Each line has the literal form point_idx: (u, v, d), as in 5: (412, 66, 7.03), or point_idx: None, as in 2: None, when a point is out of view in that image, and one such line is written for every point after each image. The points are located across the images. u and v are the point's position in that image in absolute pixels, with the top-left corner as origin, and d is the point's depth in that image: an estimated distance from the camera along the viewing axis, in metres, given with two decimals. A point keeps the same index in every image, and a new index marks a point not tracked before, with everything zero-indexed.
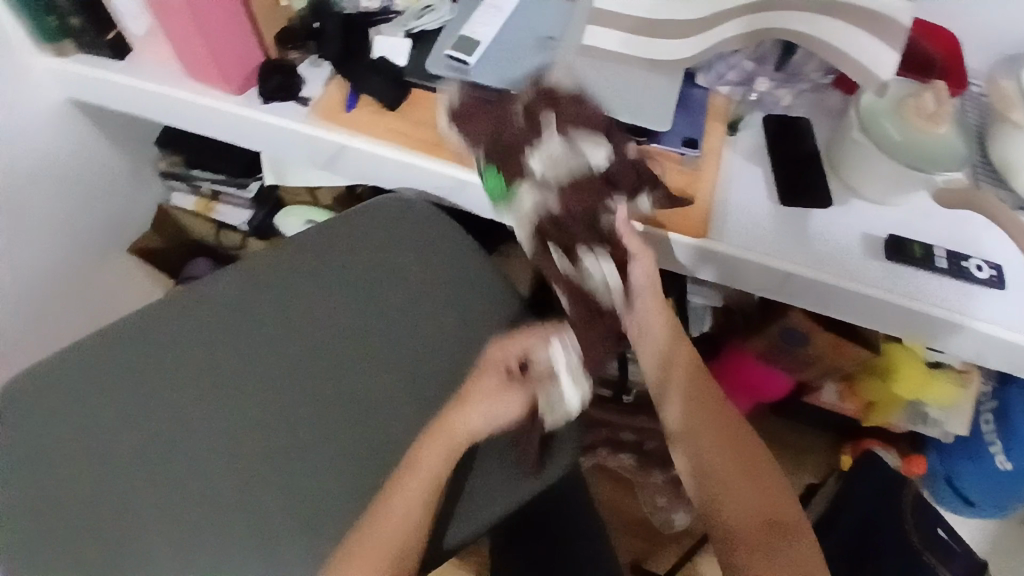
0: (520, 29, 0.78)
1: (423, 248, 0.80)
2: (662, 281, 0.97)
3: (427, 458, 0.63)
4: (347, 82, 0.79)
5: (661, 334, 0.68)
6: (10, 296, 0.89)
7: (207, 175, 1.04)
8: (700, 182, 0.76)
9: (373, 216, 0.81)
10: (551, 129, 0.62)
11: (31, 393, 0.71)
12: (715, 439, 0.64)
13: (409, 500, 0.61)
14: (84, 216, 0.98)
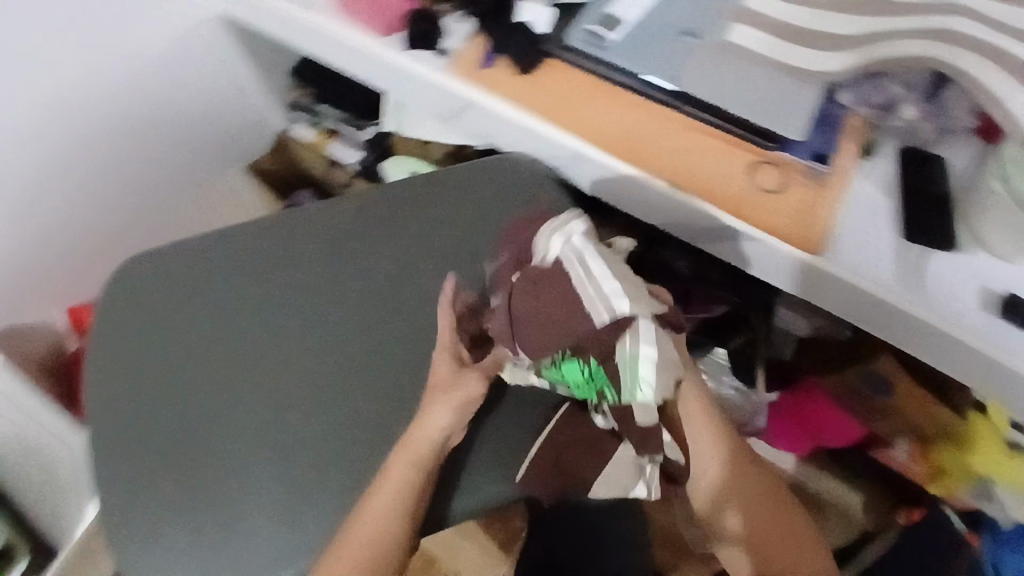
0: (664, 15, 0.78)
1: (493, 220, 0.82)
2: (745, 296, 0.95)
3: (395, 472, 0.66)
4: (486, 40, 0.81)
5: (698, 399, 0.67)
6: (138, 185, 0.98)
7: (332, 111, 1.08)
8: (821, 198, 0.74)
9: (458, 185, 0.84)
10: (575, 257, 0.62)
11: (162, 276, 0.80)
12: (750, 490, 0.67)
13: (397, 489, 0.65)
14: (214, 129, 1.04)
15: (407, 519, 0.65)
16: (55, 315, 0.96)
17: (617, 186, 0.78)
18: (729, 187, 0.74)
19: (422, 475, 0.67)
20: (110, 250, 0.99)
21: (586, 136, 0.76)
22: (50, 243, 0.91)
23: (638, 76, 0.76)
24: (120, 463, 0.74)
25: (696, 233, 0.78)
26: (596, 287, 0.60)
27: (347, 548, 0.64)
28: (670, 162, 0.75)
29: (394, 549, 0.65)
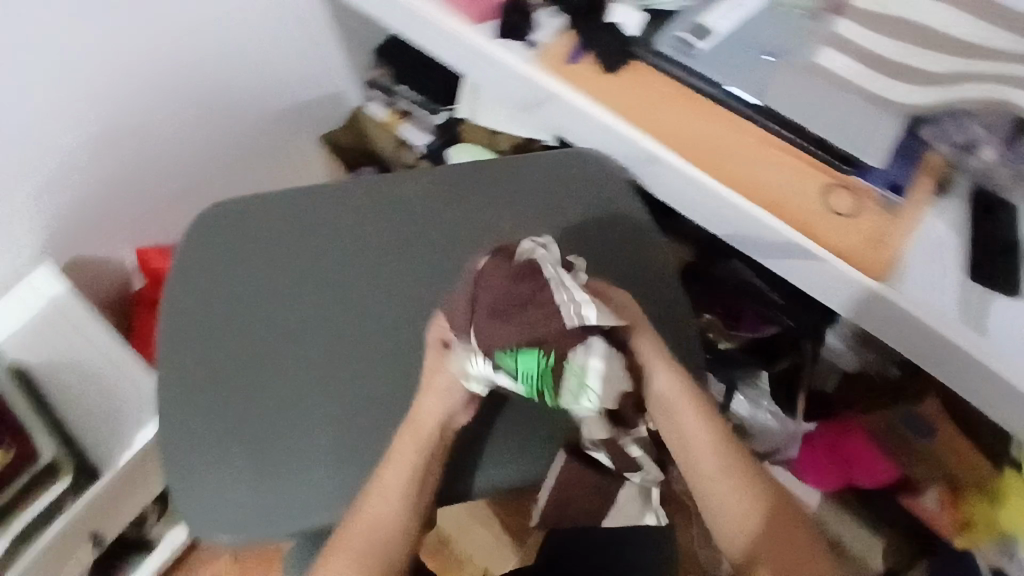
0: (755, 32, 0.79)
1: (560, 210, 0.83)
2: (796, 323, 0.95)
3: (399, 457, 0.66)
4: (575, 37, 0.83)
5: (675, 409, 0.65)
6: (217, 136, 1.01)
7: (409, 92, 1.10)
8: (892, 227, 0.74)
9: (522, 172, 0.85)
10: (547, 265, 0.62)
11: (232, 221, 0.82)
12: (744, 496, 0.63)
13: (404, 469, 0.66)
14: (296, 94, 1.07)
15: (412, 497, 0.65)
16: (123, 251, 0.99)
17: (690, 193, 0.79)
18: (801, 206, 0.75)
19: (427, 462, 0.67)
20: (185, 197, 1.02)
21: (665, 140, 0.77)
22: (130, 181, 0.94)
23: (722, 87, 0.77)
24: (168, 395, 0.74)
25: (759, 248, 0.79)
26: (569, 293, 0.60)
27: (350, 529, 0.64)
28: (745, 174, 0.76)
29: (399, 537, 0.65)
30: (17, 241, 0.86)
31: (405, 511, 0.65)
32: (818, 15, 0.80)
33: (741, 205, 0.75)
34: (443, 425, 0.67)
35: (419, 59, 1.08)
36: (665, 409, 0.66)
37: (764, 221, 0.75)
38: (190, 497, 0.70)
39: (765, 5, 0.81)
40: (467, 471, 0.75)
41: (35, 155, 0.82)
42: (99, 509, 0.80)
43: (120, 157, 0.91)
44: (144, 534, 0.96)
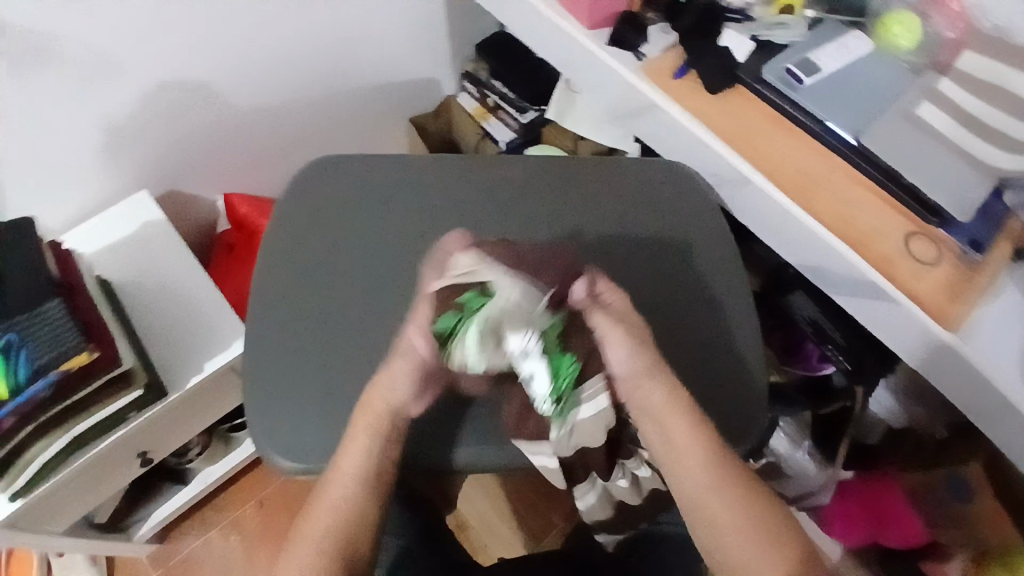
0: (858, 75, 0.82)
1: (642, 215, 0.85)
2: (855, 368, 0.93)
3: (352, 446, 0.60)
4: (683, 54, 0.86)
5: (641, 383, 0.59)
6: (322, 100, 1.05)
7: (501, 88, 1.13)
8: (970, 283, 0.74)
9: (607, 173, 0.87)
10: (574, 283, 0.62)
11: (332, 173, 0.85)
12: (727, 486, 0.58)
13: (359, 455, 0.60)
14: (399, 72, 1.12)
15: (368, 486, 0.59)
16: (214, 195, 1.03)
17: (774, 218, 0.81)
18: (882, 246, 0.76)
19: (384, 450, 0.61)
20: (281, 151, 1.06)
21: (758, 163, 0.80)
22: (234, 131, 0.98)
23: (822, 122, 0.80)
24: (254, 330, 0.77)
25: (832, 281, 0.80)
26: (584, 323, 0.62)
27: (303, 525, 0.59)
28: (832, 207, 0.78)
29: (359, 533, 0.58)
30: (122, 166, 0.90)
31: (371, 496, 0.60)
32: (922, 70, 0.82)
33: (823, 235, 0.77)
34: (400, 410, 0.61)
35: (518, 56, 1.11)
36: (628, 385, 0.59)
37: (845, 255, 0.76)
38: (256, 426, 0.72)
39: (869, 54, 0.84)
40: (447, 444, 0.72)
41: (156, 92, 0.86)
42: (155, 426, 0.82)
43: (229, 107, 0.95)
44: (183, 466, 0.99)
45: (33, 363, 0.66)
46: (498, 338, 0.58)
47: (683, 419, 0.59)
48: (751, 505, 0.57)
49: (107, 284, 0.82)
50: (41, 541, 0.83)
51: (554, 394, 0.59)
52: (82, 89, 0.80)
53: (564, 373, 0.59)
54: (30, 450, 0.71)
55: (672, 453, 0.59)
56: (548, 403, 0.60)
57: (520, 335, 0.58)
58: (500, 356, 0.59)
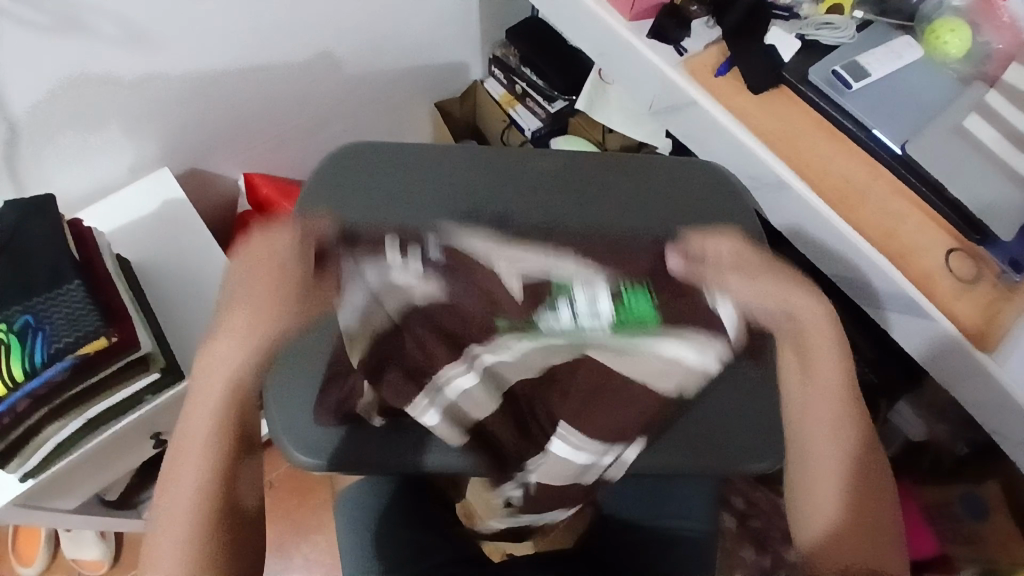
0: (906, 82, 0.80)
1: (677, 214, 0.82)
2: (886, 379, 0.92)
3: (199, 416, 0.57)
4: (727, 51, 0.85)
5: (794, 317, 0.62)
6: (351, 81, 1.03)
7: (529, 75, 1.10)
8: (1008, 304, 0.72)
9: (644, 168, 0.84)
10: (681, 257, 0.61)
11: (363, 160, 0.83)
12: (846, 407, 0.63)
13: (205, 429, 0.57)
14: (430, 55, 1.09)
15: (223, 452, 0.57)
16: (235, 172, 1.01)
17: (812, 225, 0.79)
18: (923, 262, 0.74)
19: (232, 414, 0.58)
20: (307, 132, 1.05)
21: (799, 169, 0.78)
22: (259, 110, 0.96)
23: (868, 129, 0.78)
24: None
25: (869, 295, 0.79)
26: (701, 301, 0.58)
27: (162, 522, 0.55)
28: (873, 218, 0.76)
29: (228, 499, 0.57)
30: (145, 145, 0.88)
31: (228, 455, 0.58)
32: (970, 80, 0.80)
33: (864, 247, 0.75)
34: (248, 370, 0.58)
35: (549, 42, 1.08)
36: (779, 307, 0.61)
37: (884, 268, 0.75)
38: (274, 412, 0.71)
39: (919, 60, 0.81)
40: (389, 448, 0.65)
41: (184, 71, 0.84)
42: (171, 408, 0.81)
43: (255, 85, 0.92)
44: None
45: (50, 347, 0.65)
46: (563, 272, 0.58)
47: (831, 373, 0.63)
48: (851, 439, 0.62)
49: (126, 262, 0.80)
50: (48, 517, 0.82)
51: (588, 312, 0.55)
52: (114, 62, 0.78)
53: (621, 299, 0.56)
54: (43, 432, 0.69)
55: (803, 373, 0.63)
56: (586, 321, 0.55)
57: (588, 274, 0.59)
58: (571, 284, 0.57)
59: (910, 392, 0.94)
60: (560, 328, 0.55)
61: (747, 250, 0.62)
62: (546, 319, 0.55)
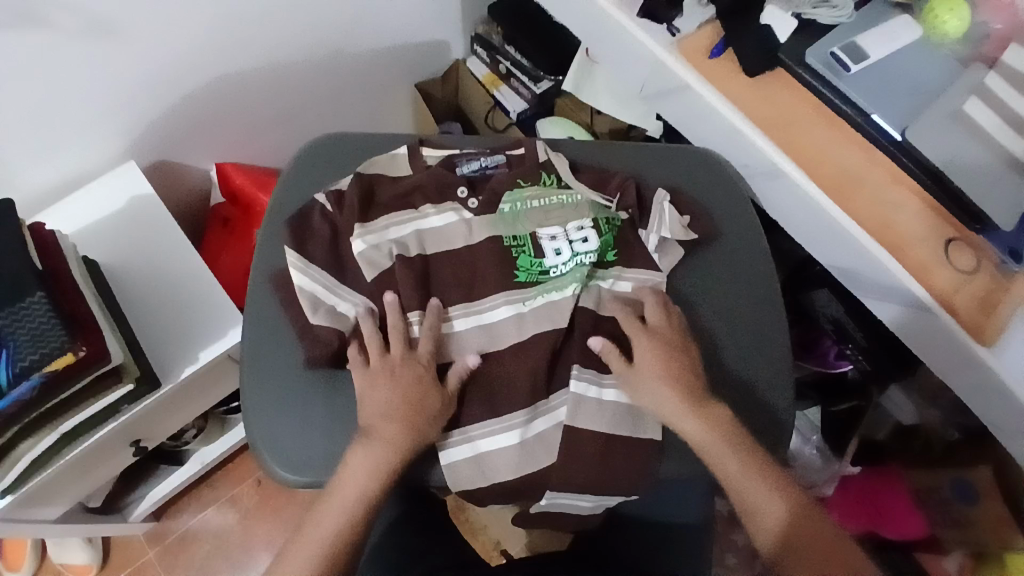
0: (906, 64, 0.77)
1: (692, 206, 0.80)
2: (880, 365, 0.94)
3: (306, 541, 0.62)
4: (721, 32, 0.82)
5: (681, 419, 0.67)
6: (329, 65, 0.98)
7: (513, 54, 1.07)
8: (1006, 295, 0.71)
9: (649, 154, 0.83)
10: (660, 206, 0.76)
11: (342, 152, 0.80)
12: (753, 476, 0.65)
13: (309, 551, 0.61)
14: (411, 34, 1.05)
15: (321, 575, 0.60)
16: (208, 164, 0.97)
17: (808, 214, 0.77)
18: (920, 254, 0.72)
19: (337, 544, 0.62)
20: (283, 119, 1.00)
21: (795, 156, 0.76)
22: (231, 99, 0.91)
23: (866, 114, 0.75)
24: (257, 319, 0.73)
25: (865, 283, 0.77)
26: (659, 227, 0.75)
27: None
28: (871, 207, 0.74)
29: None
30: (111, 141, 0.83)
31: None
32: (970, 62, 0.77)
33: (862, 240, 0.73)
34: (353, 502, 0.63)
35: (533, 19, 1.04)
36: (686, 432, 0.66)
37: (880, 258, 0.72)
38: (251, 409, 0.69)
39: (919, 41, 0.78)
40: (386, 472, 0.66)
41: (153, 62, 0.79)
42: (151, 413, 0.79)
43: (226, 72, 0.87)
44: (179, 447, 0.97)
45: (15, 367, 0.61)
46: (555, 219, 0.74)
47: (752, 467, 0.65)
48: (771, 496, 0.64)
49: (94, 265, 0.76)
50: (33, 528, 0.80)
51: (582, 250, 0.72)
52: (76, 55, 0.73)
53: (600, 238, 0.73)
54: (16, 449, 0.67)
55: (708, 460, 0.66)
56: (580, 259, 0.72)
57: (574, 220, 0.74)
58: (558, 227, 0.73)
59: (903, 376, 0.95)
60: (562, 269, 0.72)
61: (651, 334, 0.70)
62: (550, 264, 0.72)
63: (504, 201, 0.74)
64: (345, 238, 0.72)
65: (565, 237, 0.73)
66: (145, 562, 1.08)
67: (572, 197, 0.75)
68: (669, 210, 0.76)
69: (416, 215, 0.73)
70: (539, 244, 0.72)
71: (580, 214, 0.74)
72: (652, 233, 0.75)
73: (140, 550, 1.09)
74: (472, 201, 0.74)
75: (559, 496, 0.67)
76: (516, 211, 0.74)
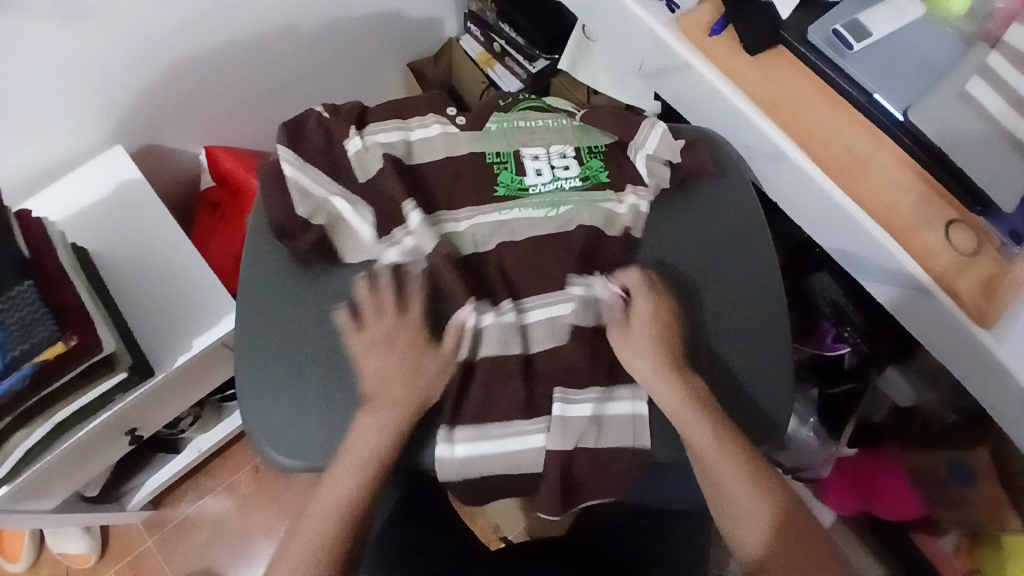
0: (910, 39, 0.75)
1: (709, 198, 0.79)
2: (885, 347, 0.92)
3: (320, 505, 0.62)
4: (721, 8, 0.79)
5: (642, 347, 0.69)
6: (317, 41, 0.96)
7: (507, 32, 1.05)
8: (1007, 278, 0.70)
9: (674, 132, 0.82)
10: (647, 128, 0.79)
11: None
12: (706, 424, 0.65)
13: (324, 517, 0.61)
14: (402, 8, 1.03)
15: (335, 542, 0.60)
16: (196, 147, 0.95)
17: (809, 196, 0.76)
18: (924, 238, 0.71)
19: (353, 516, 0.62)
20: (273, 97, 0.98)
21: (798, 137, 0.74)
22: (218, 79, 0.89)
23: (869, 94, 0.74)
24: (249, 306, 0.71)
25: (867, 266, 0.77)
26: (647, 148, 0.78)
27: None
28: (874, 190, 0.73)
29: None
30: (93, 126, 0.81)
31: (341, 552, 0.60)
32: (973, 41, 0.74)
33: (865, 224, 0.72)
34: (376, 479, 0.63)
35: None
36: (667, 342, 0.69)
37: (882, 242, 0.72)
38: (247, 399, 0.69)
39: (925, 15, 0.76)
40: None
41: (138, 45, 0.77)
42: (144, 403, 0.78)
43: (212, 52, 0.85)
44: (175, 435, 0.97)
45: (6, 357, 0.60)
46: (539, 140, 0.78)
47: (723, 436, 0.65)
48: (723, 442, 0.65)
49: (83, 252, 0.75)
50: (29, 518, 0.80)
51: (562, 173, 0.77)
52: (57, 37, 0.70)
53: (583, 163, 0.78)
54: (9, 442, 0.66)
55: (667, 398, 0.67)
56: (560, 182, 0.76)
57: (560, 143, 0.79)
58: (541, 146, 0.78)
59: (914, 347, 0.91)
60: (541, 188, 0.76)
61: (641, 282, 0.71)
62: (530, 182, 0.75)
63: (491, 121, 0.78)
64: (337, 140, 0.75)
65: (546, 159, 0.77)
66: (143, 550, 1.09)
67: (558, 122, 0.80)
68: (651, 122, 0.79)
69: (406, 125, 0.76)
70: (521, 162, 0.76)
71: (563, 143, 0.79)
72: (640, 152, 0.78)
73: (138, 538, 1.09)
74: (460, 118, 0.77)
75: (585, 397, 0.68)
76: (502, 128, 0.77)
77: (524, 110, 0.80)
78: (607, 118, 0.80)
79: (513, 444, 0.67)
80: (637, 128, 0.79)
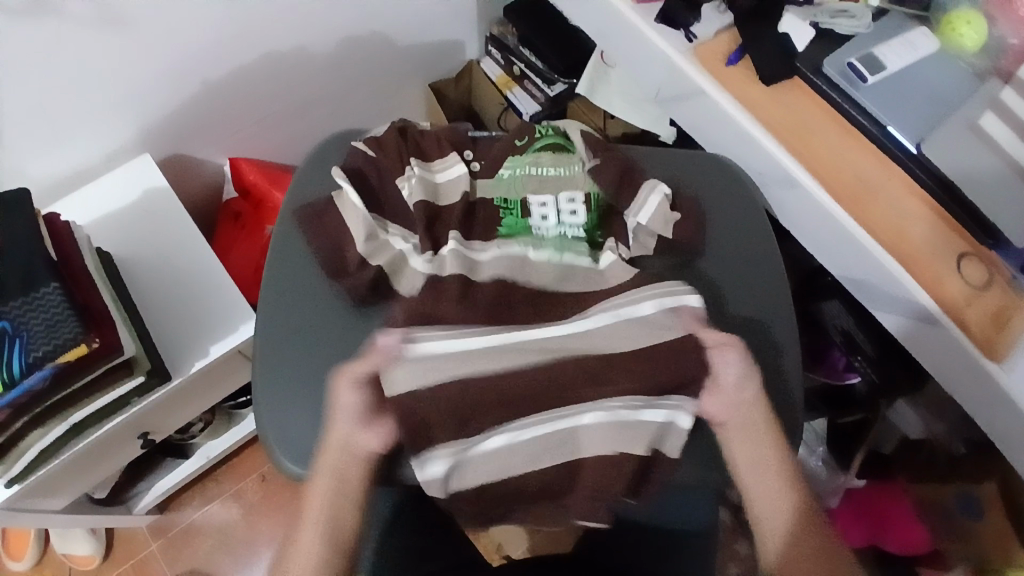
0: (923, 73, 0.76)
1: (731, 221, 0.81)
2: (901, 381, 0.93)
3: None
4: (738, 39, 0.81)
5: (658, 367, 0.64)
6: (344, 59, 0.99)
7: (527, 56, 1.07)
8: (1015, 311, 0.70)
9: (693, 158, 0.85)
10: (646, 189, 0.77)
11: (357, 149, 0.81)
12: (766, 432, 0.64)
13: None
14: (427, 30, 1.06)
15: None
16: (220, 159, 0.98)
17: (819, 223, 0.77)
18: (934, 269, 0.72)
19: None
20: (299, 112, 1.01)
21: (810, 165, 0.75)
22: (247, 93, 0.92)
23: (881, 126, 0.75)
24: (268, 314, 0.73)
25: (876, 296, 0.77)
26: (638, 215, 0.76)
27: None
28: (884, 220, 0.74)
29: None
30: (122, 133, 0.84)
31: None
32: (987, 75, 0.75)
33: (875, 253, 0.73)
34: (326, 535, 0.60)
35: (548, 21, 1.05)
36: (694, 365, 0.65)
37: (892, 271, 0.72)
38: (260, 404, 0.70)
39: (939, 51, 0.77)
40: None
41: (172, 57, 0.80)
42: (159, 407, 0.79)
43: (242, 67, 0.88)
44: (186, 441, 0.98)
45: (28, 356, 0.61)
46: (550, 185, 0.76)
47: (776, 446, 0.63)
48: (777, 455, 0.63)
49: (107, 256, 0.77)
50: (39, 517, 0.81)
51: (567, 220, 0.75)
52: (97, 48, 0.73)
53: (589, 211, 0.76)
54: (25, 440, 0.67)
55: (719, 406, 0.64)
56: (565, 230, 0.75)
57: (570, 190, 0.76)
58: (552, 192, 0.76)
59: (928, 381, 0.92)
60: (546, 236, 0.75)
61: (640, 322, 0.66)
62: (534, 227, 0.75)
63: (504, 167, 0.77)
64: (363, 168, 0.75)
65: (555, 206, 0.76)
66: (148, 555, 1.09)
67: (570, 169, 0.78)
68: (647, 188, 0.77)
69: (426, 167, 0.76)
70: (527, 209, 0.76)
71: (574, 190, 0.77)
72: (631, 214, 0.76)
73: (143, 543, 1.10)
74: (475, 164, 0.78)
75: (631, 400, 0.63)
76: (513, 176, 0.76)
77: (538, 151, 0.78)
78: (615, 170, 0.77)
79: (528, 437, 0.63)
80: (639, 185, 0.77)
